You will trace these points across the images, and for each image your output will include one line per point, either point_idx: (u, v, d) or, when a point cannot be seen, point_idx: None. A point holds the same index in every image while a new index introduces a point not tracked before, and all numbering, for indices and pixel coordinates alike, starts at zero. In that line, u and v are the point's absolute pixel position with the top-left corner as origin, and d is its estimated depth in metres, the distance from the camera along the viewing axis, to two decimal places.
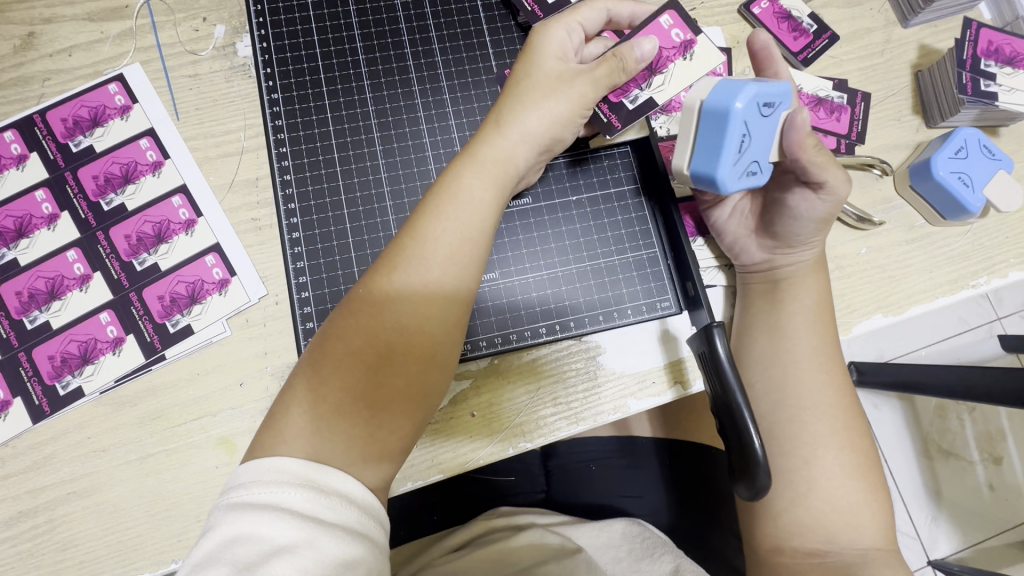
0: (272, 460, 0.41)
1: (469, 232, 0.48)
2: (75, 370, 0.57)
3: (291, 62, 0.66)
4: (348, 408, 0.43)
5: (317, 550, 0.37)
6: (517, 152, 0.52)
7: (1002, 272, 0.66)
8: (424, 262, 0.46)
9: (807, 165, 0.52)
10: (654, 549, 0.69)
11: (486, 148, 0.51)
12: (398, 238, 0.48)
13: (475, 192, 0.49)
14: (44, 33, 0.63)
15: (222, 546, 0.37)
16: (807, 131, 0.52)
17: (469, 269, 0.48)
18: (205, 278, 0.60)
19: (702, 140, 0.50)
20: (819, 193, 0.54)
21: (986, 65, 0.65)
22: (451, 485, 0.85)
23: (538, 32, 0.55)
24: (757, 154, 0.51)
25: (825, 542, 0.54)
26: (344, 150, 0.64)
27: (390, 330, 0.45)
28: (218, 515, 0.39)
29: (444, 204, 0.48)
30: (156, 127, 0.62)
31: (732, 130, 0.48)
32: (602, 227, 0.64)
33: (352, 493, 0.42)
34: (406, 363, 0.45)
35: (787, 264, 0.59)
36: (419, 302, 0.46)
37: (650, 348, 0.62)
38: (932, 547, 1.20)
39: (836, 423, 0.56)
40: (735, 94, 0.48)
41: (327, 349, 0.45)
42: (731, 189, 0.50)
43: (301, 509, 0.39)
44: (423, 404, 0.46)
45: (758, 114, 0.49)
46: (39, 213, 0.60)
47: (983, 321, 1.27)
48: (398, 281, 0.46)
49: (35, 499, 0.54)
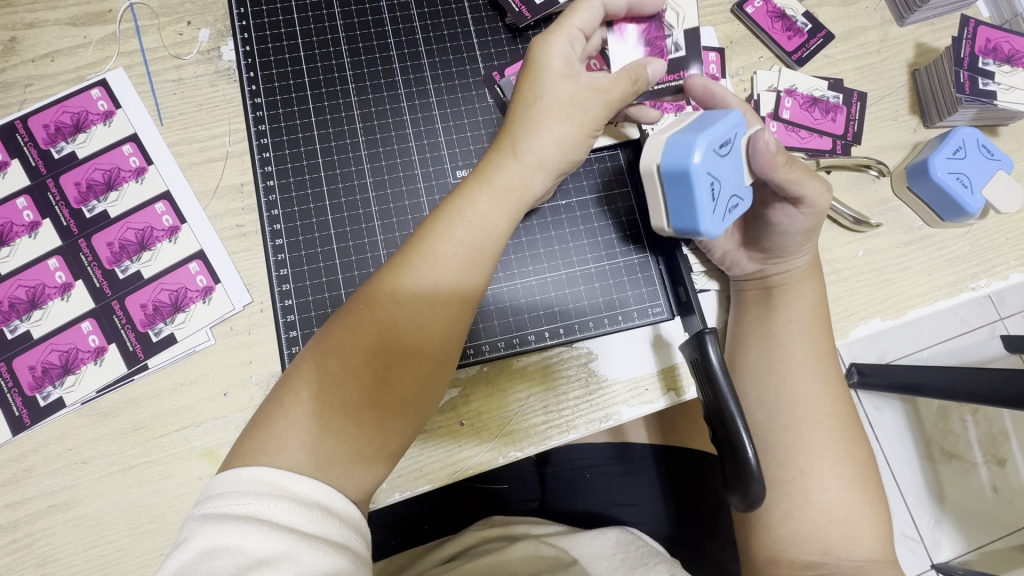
0: (252, 469, 0.39)
1: (476, 254, 0.47)
2: (56, 380, 0.56)
3: (275, 66, 0.65)
4: (338, 424, 0.42)
5: (297, 563, 0.36)
6: (532, 178, 0.50)
7: (1002, 274, 0.65)
8: (430, 282, 0.45)
9: (783, 185, 0.51)
10: (648, 558, 0.66)
11: (500, 171, 0.49)
12: (403, 252, 0.46)
13: (487, 215, 0.48)
14: (27, 38, 0.62)
15: (198, 559, 0.36)
16: (775, 150, 0.51)
17: (473, 291, 0.47)
18: (189, 286, 0.59)
19: (673, 201, 0.49)
20: (800, 207, 0.54)
21: (984, 64, 0.64)
22: (445, 493, 0.84)
23: (547, 38, 0.51)
24: (731, 189, 0.50)
25: (821, 554, 0.53)
26: (329, 155, 0.63)
27: (389, 349, 0.44)
28: (193, 527, 0.38)
29: (453, 223, 0.47)
30: (140, 132, 0.61)
31: (698, 186, 0.47)
32: (592, 231, 0.63)
33: (334, 504, 0.40)
34: (402, 383, 0.44)
35: (778, 274, 0.59)
36: (422, 323, 0.45)
37: (642, 354, 0.60)
38: (936, 551, 1.19)
39: (832, 432, 0.55)
40: (691, 153, 0.46)
41: (321, 363, 0.44)
42: (719, 235, 0.50)
43: (281, 521, 0.37)
44: (416, 423, 0.45)
45: (717, 157, 0.48)
46: (20, 221, 0.59)
47: (985, 322, 1.25)
48: (400, 299, 0.44)
49: (15, 513, 0.53)
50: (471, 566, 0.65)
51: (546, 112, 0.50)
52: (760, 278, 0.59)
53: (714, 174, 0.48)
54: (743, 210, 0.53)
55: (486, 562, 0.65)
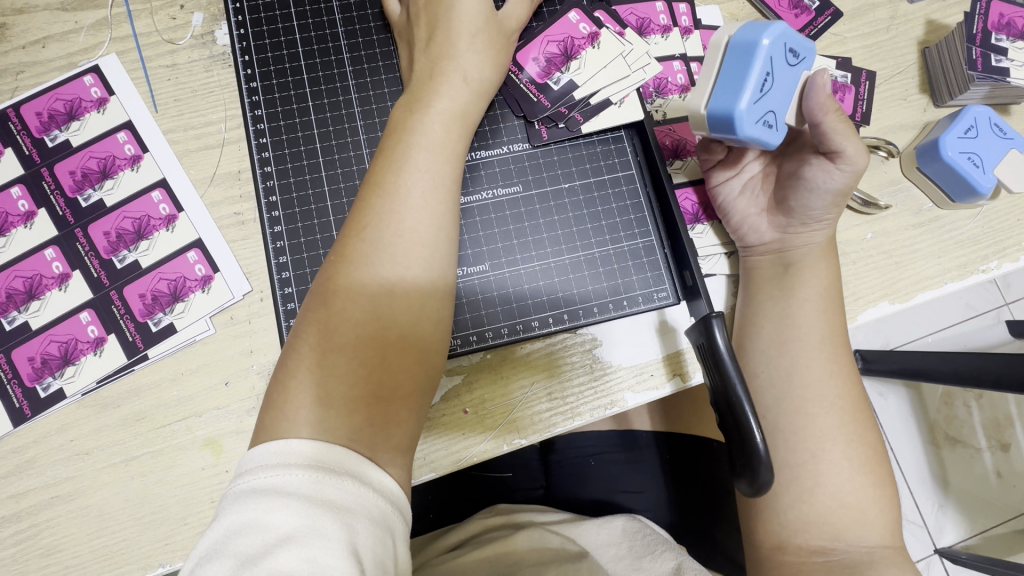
0: (277, 442, 0.40)
1: (437, 179, 0.50)
2: (56, 371, 0.56)
3: (270, 49, 0.63)
4: (345, 371, 0.43)
5: (326, 536, 0.35)
6: (463, 93, 0.54)
7: (1013, 256, 0.64)
8: (396, 213, 0.47)
9: (829, 130, 0.51)
10: (654, 546, 0.67)
11: (442, 97, 0.53)
12: (366, 196, 0.49)
13: (434, 137, 0.51)
14: (17, 24, 0.61)
15: (226, 536, 0.36)
16: (829, 94, 0.51)
17: (443, 214, 0.49)
18: (187, 275, 0.58)
19: (725, 74, 0.50)
20: (837, 163, 0.52)
21: (997, 40, 0.63)
22: (455, 481, 0.86)
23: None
24: (774, 105, 0.50)
25: (831, 539, 0.52)
26: (326, 140, 0.61)
27: (378, 285, 0.46)
28: (224, 504, 0.38)
29: (408, 153, 0.50)
30: (134, 119, 0.60)
31: (757, 63, 0.48)
32: (596, 215, 0.62)
33: (364, 475, 0.40)
34: (396, 316, 0.46)
35: (800, 244, 0.57)
36: (399, 251, 0.47)
37: (648, 340, 0.60)
38: (940, 536, 1.18)
39: (841, 416, 0.54)
40: (766, 28, 0.48)
41: (318, 320, 0.45)
42: (744, 130, 0.49)
43: (309, 494, 0.37)
44: (421, 357, 0.46)
45: (783, 58, 0.50)
46: (15, 211, 0.58)
47: (990, 307, 1.25)
48: (374, 235, 0.47)
49: (18, 504, 0.53)
50: (477, 557, 0.65)
51: (458, 45, 0.55)
52: (779, 247, 0.58)
53: (771, 69, 0.49)
54: (770, 146, 0.52)
55: (491, 553, 0.65)
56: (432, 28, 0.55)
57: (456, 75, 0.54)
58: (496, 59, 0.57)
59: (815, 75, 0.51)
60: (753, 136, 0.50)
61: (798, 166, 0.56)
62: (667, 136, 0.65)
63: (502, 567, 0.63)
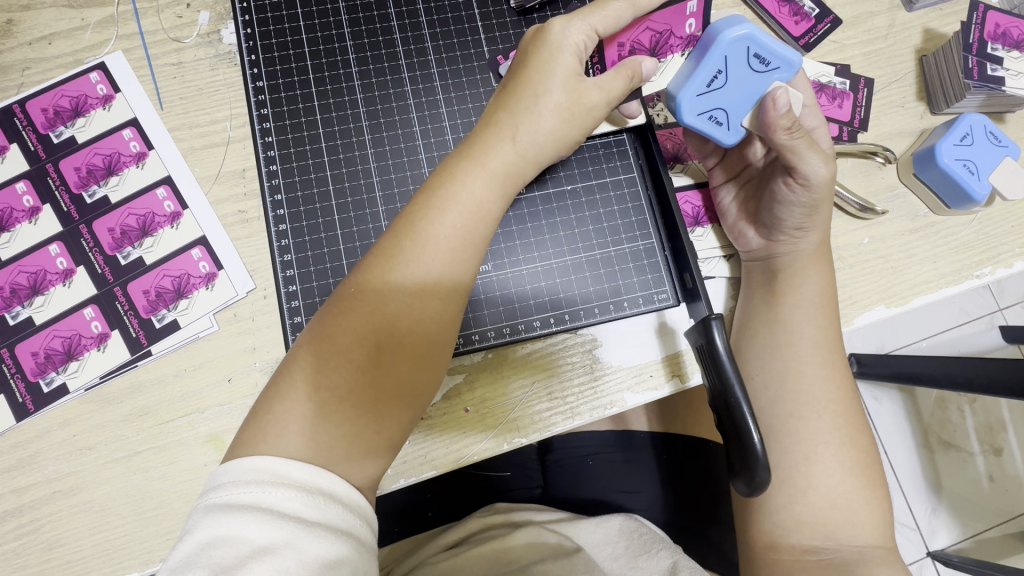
0: (251, 459, 0.41)
1: (468, 236, 0.48)
2: (59, 366, 0.56)
3: (277, 48, 0.64)
4: (334, 409, 0.43)
5: (299, 551, 0.37)
6: (526, 163, 0.52)
7: (1006, 262, 0.65)
8: (419, 264, 0.46)
9: (783, 154, 0.51)
10: (651, 545, 0.68)
11: (491, 153, 0.50)
12: (393, 234, 0.47)
13: (479, 196, 0.49)
14: (23, 21, 0.61)
15: (199, 549, 0.37)
16: (783, 112, 0.50)
17: (464, 272, 0.48)
18: (191, 272, 0.59)
19: (690, 61, 0.53)
20: (799, 181, 0.53)
21: (994, 49, 0.64)
22: (449, 481, 0.86)
23: (532, 27, 0.54)
24: (726, 104, 0.53)
25: (824, 539, 0.53)
26: (332, 139, 0.63)
27: (384, 330, 0.45)
28: (196, 517, 0.39)
29: (446, 206, 0.48)
30: (139, 117, 0.61)
31: (709, 61, 0.51)
32: (597, 218, 0.63)
33: (336, 490, 0.41)
34: (397, 362, 0.45)
35: (788, 252, 0.57)
36: (415, 300, 0.46)
37: (647, 341, 0.60)
38: (932, 539, 1.19)
39: (834, 419, 0.55)
40: (733, 24, 0.50)
41: (316, 347, 0.45)
42: (683, 119, 0.54)
43: (281, 509, 0.38)
44: (412, 406, 0.46)
45: (745, 61, 0.51)
46: (20, 206, 0.58)
47: (984, 312, 1.26)
48: (391, 282, 0.46)
49: (20, 499, 0.53)
50: (474, 553, 0.66)
51: (532, 115, 0.51)
52: (765, 255, 0.59)
53: (727, 66, 0.51)
54: (719, 139, 0.55)
55: (491, 549, 0.66)
56: (534, 84, 0.51)
57: (523, 145, 0.51)
58: (570, 136, 0.53)
59: (779, 88, 0.51)
60: (695, 127, 0.55)
61: (767, 184, 0.57)
62: (669, 140, 0.65)
63: (500, 565, 0.64)
